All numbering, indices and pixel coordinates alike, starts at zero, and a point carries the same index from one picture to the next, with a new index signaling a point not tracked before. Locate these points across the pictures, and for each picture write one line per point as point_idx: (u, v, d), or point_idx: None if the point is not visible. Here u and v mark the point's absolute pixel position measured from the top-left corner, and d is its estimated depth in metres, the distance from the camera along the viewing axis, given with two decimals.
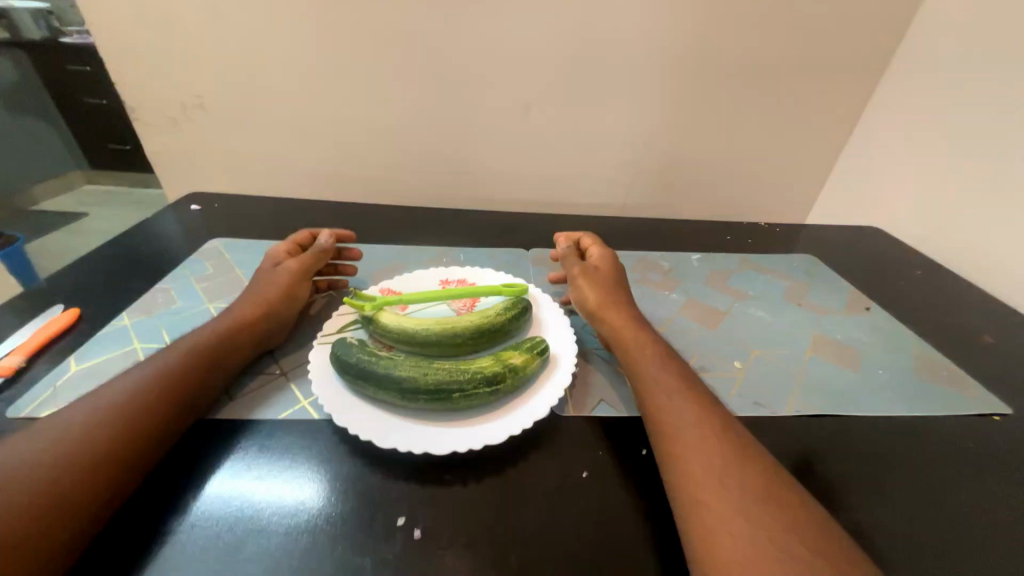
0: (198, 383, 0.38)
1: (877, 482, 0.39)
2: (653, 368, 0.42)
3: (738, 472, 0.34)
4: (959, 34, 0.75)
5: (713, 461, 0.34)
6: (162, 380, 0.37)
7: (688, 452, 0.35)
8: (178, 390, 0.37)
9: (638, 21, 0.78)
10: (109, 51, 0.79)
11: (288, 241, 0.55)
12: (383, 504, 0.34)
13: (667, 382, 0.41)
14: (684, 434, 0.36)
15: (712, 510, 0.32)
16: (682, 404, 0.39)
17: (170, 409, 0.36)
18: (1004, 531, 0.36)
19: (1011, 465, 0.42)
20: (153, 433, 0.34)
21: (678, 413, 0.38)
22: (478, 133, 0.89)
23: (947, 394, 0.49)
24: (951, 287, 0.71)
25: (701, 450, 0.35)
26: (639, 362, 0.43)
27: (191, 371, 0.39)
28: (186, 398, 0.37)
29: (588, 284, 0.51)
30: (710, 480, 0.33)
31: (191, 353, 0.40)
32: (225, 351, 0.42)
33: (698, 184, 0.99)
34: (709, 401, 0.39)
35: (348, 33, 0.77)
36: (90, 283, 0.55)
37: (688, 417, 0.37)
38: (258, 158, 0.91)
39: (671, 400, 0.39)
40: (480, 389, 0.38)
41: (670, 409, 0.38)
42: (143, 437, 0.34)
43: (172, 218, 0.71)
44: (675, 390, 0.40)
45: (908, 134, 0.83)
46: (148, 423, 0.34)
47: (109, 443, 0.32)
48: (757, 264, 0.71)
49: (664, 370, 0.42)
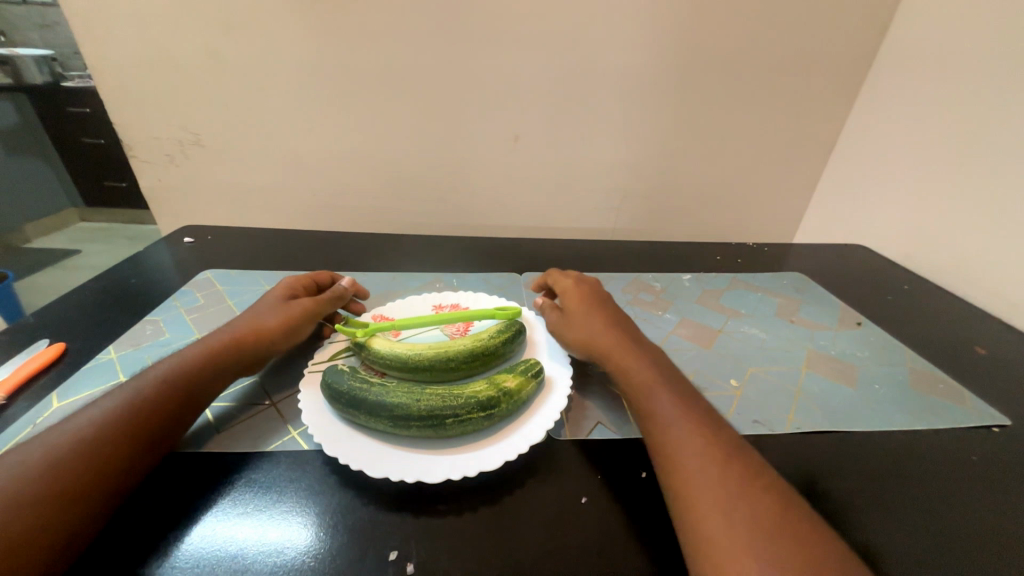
0: (173, 415, 0.37)
1: (883, 498, 0.38)
2: (654, 395, 0.40)
3: (747, 503, 0.32)
4: (921, 62, 0.79)
5: (720, 493, 0.33)
6: (133, 412, 0.36)
7: (695, 485, 0.34)
8: (151, 423, 0.36)
9: (619, 56, 0.82)
10: (108, 93, 0.81)
11: (309, 277, 0.55)
12: (373, 539, 0.33)
13: (669, 411, 0.39)
14: (690, 465, 0.35)
15: (722, 546, 0.30)
16: (686, 433, 0.37)
17: (141, 443, 0.35)
18: (1016, 546, 0.35)
19: (1017, 477, 0.41)
20: (122, 468, 0.33)
21: (682, 444, 0.36)
22: (469, 163, 0.91)
23: (945, 406, 0.49)
24: (938, 300, 0.72)
25: (708, 482, 0.33)
26: (641, 391, 0.41)
27: (165, 403, 0.37)
28: (159, 432, 0.36)
29: (564, 322, 0.50)
30: (719, 515, 0.31)
31: (166, 384, 0.39)
32: (207, 383, 0.41)
33: (685, 207, 1.01)
34: (712, 425, 0.38)
35: (343, 72, 0.81)
36: (78, 317, 0.54)
37: (693, 447, 0.36)
38: (252, 191, 0.92)
39: (676, 430, 0.37)
40: (475, 414, 0.38)
41: (675, 440, 0.37)
42: (111, 472, 0.32)
43: (163, 251, 0.71)
44: (677, 418, 0.38)
45: (883, 155, 0.87)
46: (117, 457, 0.33)
47: (74, 479, 0.31)
48: (747, 283, 0.72)
49: (665, 397, 0.40)
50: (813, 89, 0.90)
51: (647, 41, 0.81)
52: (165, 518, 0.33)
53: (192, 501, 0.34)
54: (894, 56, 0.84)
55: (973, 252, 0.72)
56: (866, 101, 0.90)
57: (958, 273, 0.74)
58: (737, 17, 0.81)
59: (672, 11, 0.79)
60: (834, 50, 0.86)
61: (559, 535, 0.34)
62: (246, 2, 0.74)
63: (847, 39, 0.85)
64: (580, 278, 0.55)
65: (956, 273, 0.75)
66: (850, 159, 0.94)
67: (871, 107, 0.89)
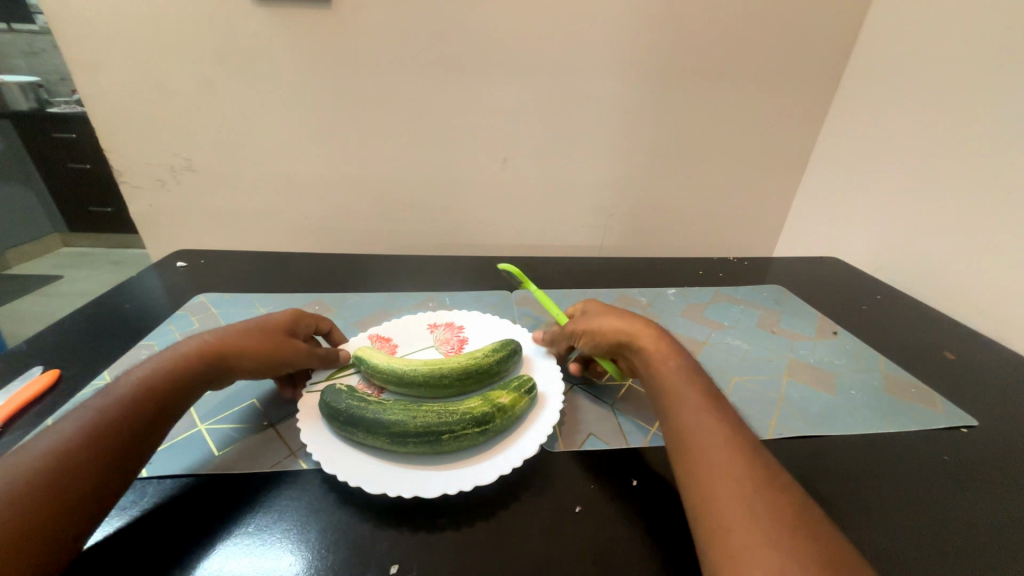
0: (142, 430, 0.36)
1: (861, 497, 0.40)
2: (676, 386, 0.42)
3: (760, 496, 0.33)
4: (881, 85, 0.86)
5: (735, 486, 0.33)
6: (104, 430, 0.35)
7: (710, 477, 0.35)
8: (124, 440, 0.35)
9: (601, 82, 0.87)
10: (102, 120, 0.82)
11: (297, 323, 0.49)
12: (374, 554, 0.34)
13: (687, 406, 0.40)
14: (706, 457, 0.36)
15: (737, 537, 0.31)
16: (707, 424, 0.38)
17: (114, 461, 0.34)
18: (987, 541, 0.37)
19: (985, 474, 0.44)
20: (95, 487, 0.32)
21: (705, 439, 0.37)
22: (459, 184, 0.94)
23: (917, 409, 0.51)
24: (908, 308, 0.76)
25: (724, 474, 0.34)
26: (663, 380, 0.43)
27: (139, 421, 0.36)
28: (132, 450, 0.35)
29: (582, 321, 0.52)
30: (734, 508, 0.32)
31: (134, 398, 0.37)
32: (180, 397, 0.40)
33: (669, 224, 1.05)
34: (730, 419, 0.39)
35: (337, 99, 0.83)
36: (72, 343, 0.55)
37: (711, 438, 0.37)
38: (244, 215, 0.94)
39: (694, 421, 0.38)
40: (470, 430, 0.39)
41: (691, 434, 0.38)
42: (83, 492, 0.32)
43: (155, 275, 0.71)
44: (698, 410, 0.39)
45: (852, 171, 0.92)
46: (90, 476, 0.32)
47: (47, 498, 0.30)
48: (729, 295, 0.75)
49: (686, 387, 0.41)
50: (783, 112, 0.96)
51: (626, 68, 0.86)
52: (160, 538, 0.34)
53: (190, 520, 0.35)
54: (856, 81, 0.91)
55: (939, 262, 0.76)
56: (833, 123, 0.96)
57: (927, 282, 0.78)
58: (710, 46, 0.86)
59: (649, 41, 0.84)
60: (800, 76, 0.92)
61: (556, 541, 0.35)
62: (242, 34, 0.77)
63: (812, 66, 0.91)
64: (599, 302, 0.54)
65: (925, 282, 0.79)
66: (821, 177, 0.99)
67: (838, 127, 0.95)
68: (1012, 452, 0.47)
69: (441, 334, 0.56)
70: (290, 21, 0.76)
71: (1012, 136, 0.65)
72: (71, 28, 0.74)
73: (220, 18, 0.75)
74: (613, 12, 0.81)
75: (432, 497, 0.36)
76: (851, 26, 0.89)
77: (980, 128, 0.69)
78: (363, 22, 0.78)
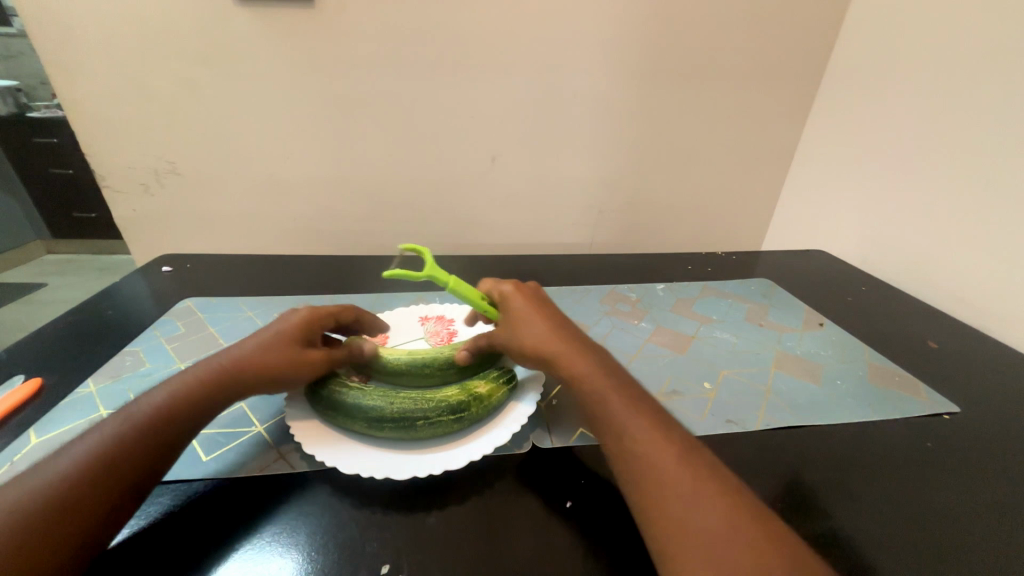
0: (152, 455, 0.34)
1: (847, 485, 0.41)
2: (609, 399, 0.39)
3: (708, 514, 0.32)
4: (863, 80, 0.87)
5: (682, 509, 0.32)
6: (122, 444, 0.34)
7: (656, 502, 0.33)
8: (139, 460, 0.33)
9: (588, 80, 0.87)
10: (82, 124, 0.81)
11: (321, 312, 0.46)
12: (364, 554, 0.33)
13: (625, 420, 0.38)
14: (650, 480, 0.34)
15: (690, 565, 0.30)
16: (646, 441, 0.36)
17: (117, 488, 0.32)
18: (970, 526, 0.38)
19: (967, 461, 0.45)
20: (100, 516, 0.31)
21: (645, 455, 0.35)
22: (448, 184, 0.94)
23: (901, 397, 0.52)
24: (894, 299, 0.77)
25: (670, 498, 0.33)
26: (596, 397, 0.40)
27: (147, 445, 0.34)
28: (140, 474, 0.33)
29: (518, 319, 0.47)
30: (683, 534, 0.31)
31: (161, 411, 0.36)
32: (202, 414, 0.38)
33: (658, 220, 1.06)
34: (668, 430, 0.37)
35: (324, 100, 0.83)
36: (55, 351, 0.54)
37: (653, 457, 0.35)
38: (231, 218, 0.93)
39: (634, 440, 0.36)
40: (445, 417, 0.40)
41: (634, 454, 0.36)
42: (86, 519, 0.30)
43: (141, 281, 0.70)
44: (636, 422, 0.37)
45: (836, 164, 0.93)
46: (91, 503, 0.31)
47: (46, 526, 0.29)
48: (717, 289, 0.76)
49: (619, 403, 0.39)
50: (768, 108, 0.97)
51: (613, 65, 0.86)
52: (157, 545, 0.33)
53: (182, 523, 0.35)
54: (838, 76, 0.92)
55: (923, 253, 0.77)
56: (817, 118, 0.97)
57: (913, 273, 0.79)
58: (696, 43, 0.87)
59: (636, 39, 0.85)
60: (783, 72, 0.93)
61: (550, 536, 0.35)
62: (226, 35, 0.76)
63: (796, 61, 0.92)
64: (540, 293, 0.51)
65: (909, 273, 0.80)
66: (807, 170, 1.00)
67: (823, 121, 0.96)
68: (991, 437, 0.48)
69: (431, 327, 0.56)
70: (273, 23, 0.76)
71: (992, 128, 0.67)
72: (48, 31, 0.73)
73: (203, 19, 0.74)
74: (598, 10, 0.81)
75: (404, 479, 0.38)
76: (833, 22, 0.90)
77: (960, 121, 0.71)
78: (349, 22, 0.77)
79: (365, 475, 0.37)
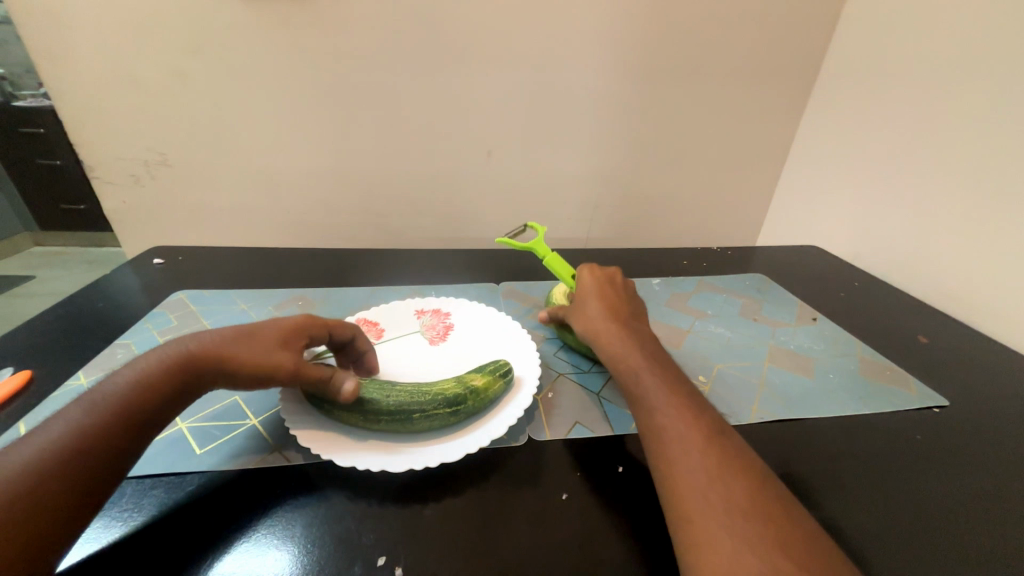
0: (131, 425, 0.34)
1: (838, 477, 0.42)
2: (639, 381, 0.42)
3: (723, 487, 0.33)
4: (857, 77, 0.87)
5: (698, 477, 0.34)
6: (96, 420, 0.33)
7: (678, 469, 0.35)
8: (114, 435, 0.33)
9: (585, 73, 0.87)
10: (70, 113, 0.79)
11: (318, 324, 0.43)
12: (360, 547, 0.33)
13: (656, 397, 0.40)
14: (673, 448, 0.36)
15: (700, 528, 0.31)
16: (673, 415, 0.38)
17: (95, 464, 0.32)
18: (957, 517, 0.39)
19: (954, 453, 0.45)
20: (62, 521, 0.30)
21: (668, 430, 0.37)
22: (444, 177, 0.93)
23: (891, 391, 0.53)
24: (886, 295, 0.78)
25: (688, 466, 0.35)
26: (630, 374, 0.43)
27: (116, 434, 0.33)
28: (102, 475, 0.32)
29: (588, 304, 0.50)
30: (697, 500, 0.33)
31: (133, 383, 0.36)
32: (172, 387, 0.36)
33: (655, 215, 1.06)
34: (696, 408, 0.39)
35: (317, 90, 0.82)
36: (44, 344, 0.53)
37: (678, 430, 0.37)
38: (224, 211, 0.91)
39: (662, 413, 0.38)
40: (441, 410, 0.40)
41: (660, 426, 0.38)
42: (49, 525, 0.29)
43: (132, 274, 0.69)
44: (665, 402, 0.39)
45: (831, 161, 0.94)
46: (68, 481, 0.30)
47: (28, 504, 0.29)
48: (712, 284, 0.76)
49: (653, 382, 0.41)
50: (764, 104, 0.97)
51: (610, 59, 0.86)
52: (136, 535, 0.33)
53: (173, 515, 0.35)
54: (834, 73, 0.92)
55: (914, 249, 0.78)
56: (812, 114, 0.97)
57: (904, 269, 0.80)
58: (693, 37, 0.87)
59: (633, 32, 0.84)
60: (780, 68, 0.93)
61: (544, 527, 0.36)
62: (216, 24, 0.74)
63: (792, 57, 0.93)
64: (622, 286, 0.54)
65: (901, 270, 0.81)
66: (802, 166, 1.01)
67: (818, 117, 0.96)
68: (979, 430, 0.49)
69: (428, 320, 0.57)
70: (265, 9, 0.74)
71: (985, 123, 0.67)
72: (32, 17, 0.71)
73: (192, 5, 0.73)
74: (595, 4, 0.81)
75: (399, 472, 0.38)
76: (828, 19, 0.90)
77: (953, 119, 0.71)
78: (343, 10, 0.76)
79: (359, 467, 0.37)
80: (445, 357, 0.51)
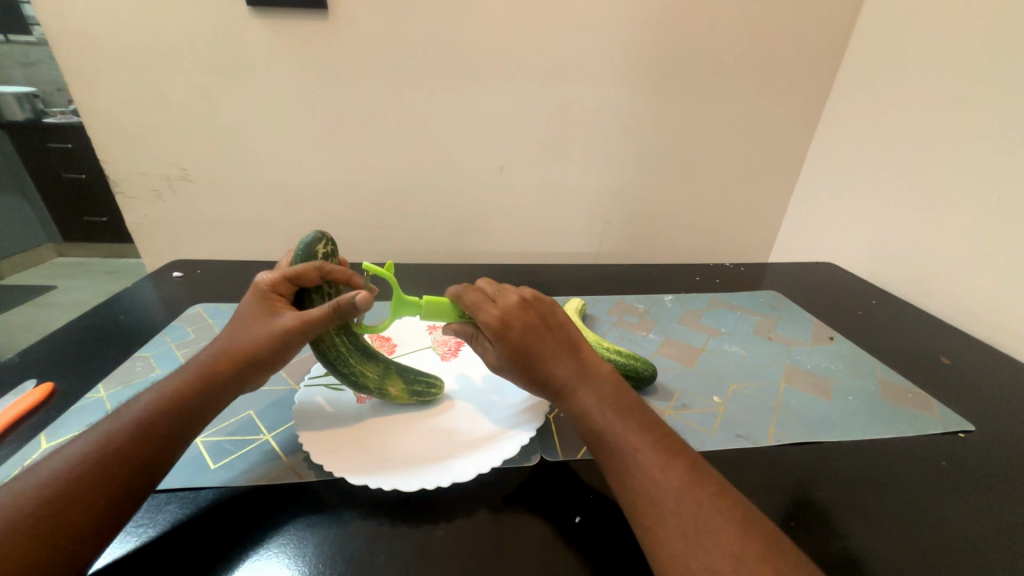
0: (163, 440, 0.35)
1: (860, 504, 0.40)
2: (603, 436, 0.38)
3: (705, 553, 0.30)
4: (870, 94, 0.87)
5: (678, 541, 0.31)
6: (132, 431, 0.35)
7: (660, 532, 0.32)
8: (149, 449, 0.34)
9: (597, 90, 0.88)
10: (98, 130, 0.82)
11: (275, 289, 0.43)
12: (370, 567, 0.33)
13: (625, 452, 0.36)
14: (650, 511, 0.33)
15: None
16: (660, 482, 0.34)
17: (129, 475, 0.33)
18: (990, 548, 0.37)
19: (985, 480, 0.44)
20: (90, 529, 0.30)
21: (640, 493, 0.34)
22: (458, 192, 0.94)
23: (912, 414, 0.52)
24: (905, 313, 0.76)
25: (666, 531, 0.32)
26: (593, 428, 0.38)
27: (150, 443, 0.35)
28: (136, 485, 0.33)
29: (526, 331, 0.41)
30: None
31: (168, 397, 0.37)
32: (198, 404, 0.38)
33: (666, 231, 1.06)
34: (667, 459, 0.35)
35: (336, 108, 0.84)
36: (65, 356, 0.54)
37: (652, 489, 0.34)
38: (241, 224, 0.93)
39: (649, 479, 0.34)
40: (347, 376, 0.44)
41: (634, 487, 0.35)
42: (79, 531, 0.30)
43: (150, 287, 0.71)
44: (636, 461, 0.35)
45: (845, 176, 0.93)
46: (101, 490, 0.31)
47: (61, 509, 0.30)
48: (726, 301, 0.75)
49: (619, 436, 0.37)
50: (776, 120, 0.97)
51: (621, 77, 0.87)
52: (152, 550, 0.33)
53: (186, 533, 0.35)
54: (846, 89, 0.92)
55: (933, 266, 0.77)
56: (825, 129, 0.97)
57: (923, 287, 0.79)
58: (703, 56, 0.88)
59: (644, 50, 0.85)
60: (791, 84, 0.94)
61: (557, 550, 0.35)
62: (239, 44, 0.77)
63: (804, 74, 0.93)
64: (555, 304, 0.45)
65: (920, 287, 0.79)
66: (815, 182, 1.00)
67: (831, 132, 0.96)
68: (1009, 456, 0.47)
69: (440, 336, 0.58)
70: (288, 31, 0.77)
71: (1001, 141, 0.67)
72: (67, 39, 0.74)
73: (219, 29, 0.76)
74: (606, 23, 0.82)
75: (411, 491, 0.38)
76: (840, 37, 0.90)
77: (970, 135, 0.71)
78: (362, 33, 0.78)
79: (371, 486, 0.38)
80: (456, 375, 0.52)
